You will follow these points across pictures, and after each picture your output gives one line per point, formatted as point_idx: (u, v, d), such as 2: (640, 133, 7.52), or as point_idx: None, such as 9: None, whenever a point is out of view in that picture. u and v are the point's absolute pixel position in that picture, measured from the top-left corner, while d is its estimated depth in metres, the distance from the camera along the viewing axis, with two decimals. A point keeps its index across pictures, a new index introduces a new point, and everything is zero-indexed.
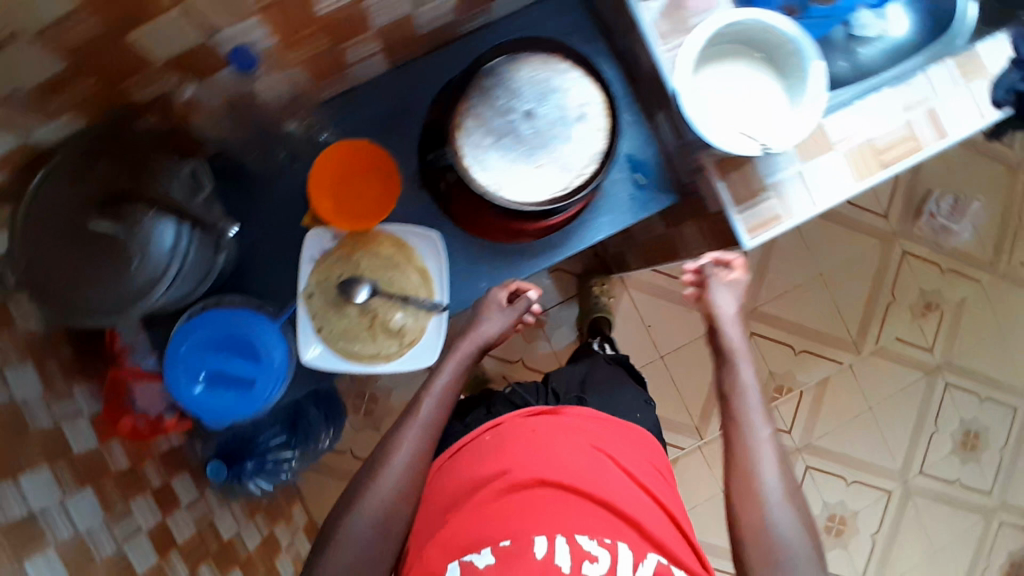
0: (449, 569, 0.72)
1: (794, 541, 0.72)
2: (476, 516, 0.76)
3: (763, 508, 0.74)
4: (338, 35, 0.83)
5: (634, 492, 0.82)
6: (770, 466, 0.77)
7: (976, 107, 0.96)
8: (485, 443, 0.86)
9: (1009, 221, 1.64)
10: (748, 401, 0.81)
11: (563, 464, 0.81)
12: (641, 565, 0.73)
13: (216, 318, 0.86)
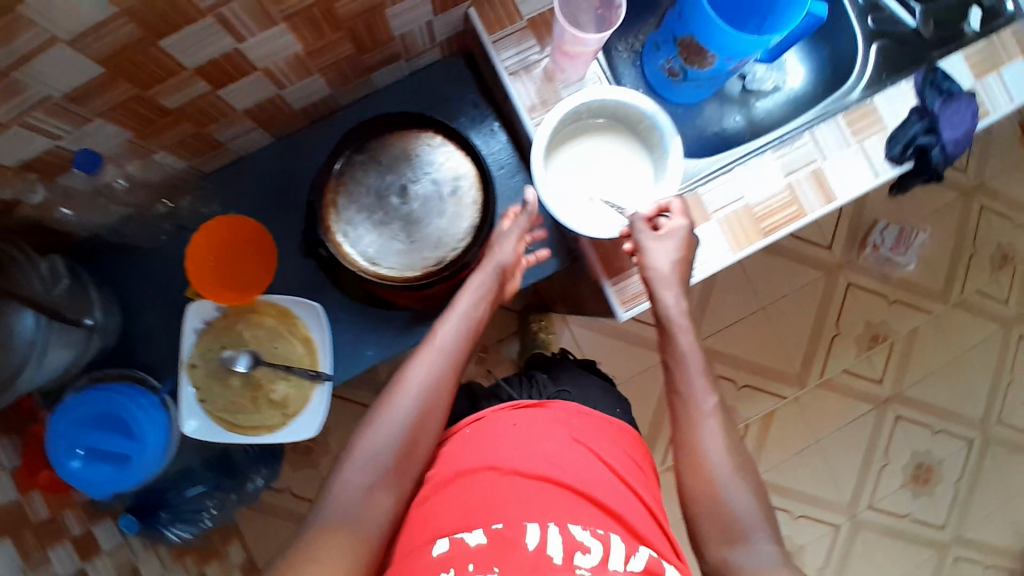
0: (435, 546, 0.67)
1: (747, 518, 0.68)
2: (451, 500, 0.72)
3: (715, 486, 0.70)
4: (202, 120, 0.84)
5: (617, 487, 0.77)
6: (716, 440, 0.73)
7: (869, 165, 0.92)
8: (466, 437, 0.81)
9: (962, 250, 1.59)
10: (695, 386, 0.76)
11: (544, 452, 0.77)
12: (633, 559, 0.68)
13: (92, 395, 0.88)
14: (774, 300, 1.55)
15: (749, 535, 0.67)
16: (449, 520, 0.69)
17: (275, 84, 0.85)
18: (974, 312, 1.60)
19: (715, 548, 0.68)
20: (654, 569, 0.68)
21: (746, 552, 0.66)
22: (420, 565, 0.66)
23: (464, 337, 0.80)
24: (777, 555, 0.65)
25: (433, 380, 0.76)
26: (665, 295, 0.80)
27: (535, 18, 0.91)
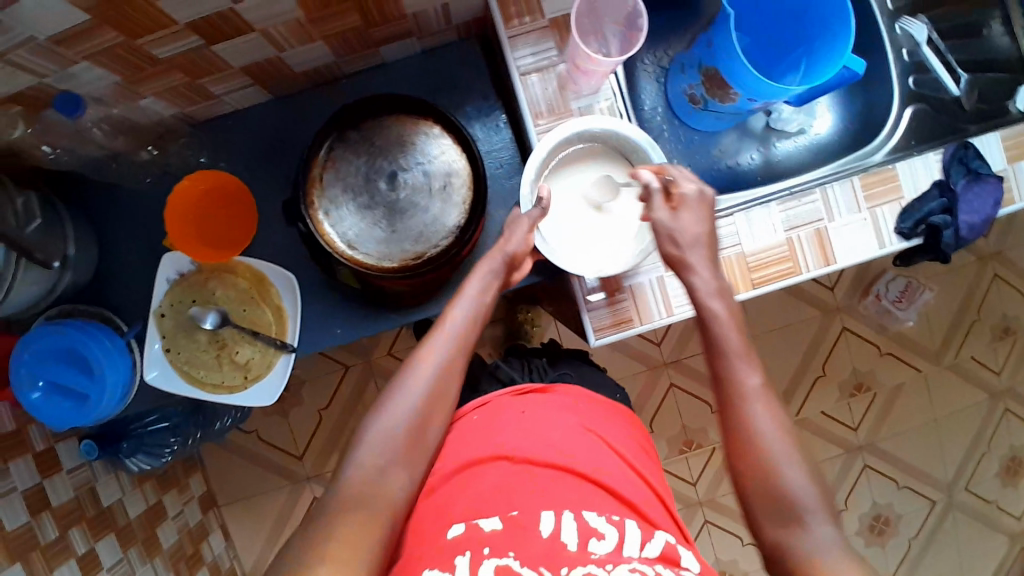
0: (454, 530, 0.69)
1: (807, 498, 0.66)
2: (471, 488, 0.74)
3: (775, 472, 0.67)
4: (194, 72, 0.82)
5: (627, 479, 0.79)
6: (775, 426, 0.70)
7: (876, 234, 0.90)
8: (473, 423, 0.84)
9: (965, 314, 1.56)
10: (737, 366, 0.73)
11: (552, 439, 0.80)
12: (651, 546, 0.69)
13: (58, 331, 0.89)
14: (764, 331, 1.52)
15: (807, 520, 0.65)
16: (465, 509, 0.71)
17: (274, 45, 0.82)
18: (966, 377, 1.58)
19: (771, 532, 0.66)
20: (672, 555, 0.68)
21: (802, 536, 0.65)
22: (438, 552, 0.67)
23: (475, 324, 0.81)
24: (835, 539, 0.64)
25: (444, 372, 0.78)
26: (697, 269, 0.78)
27: (558, 18, 0.87)
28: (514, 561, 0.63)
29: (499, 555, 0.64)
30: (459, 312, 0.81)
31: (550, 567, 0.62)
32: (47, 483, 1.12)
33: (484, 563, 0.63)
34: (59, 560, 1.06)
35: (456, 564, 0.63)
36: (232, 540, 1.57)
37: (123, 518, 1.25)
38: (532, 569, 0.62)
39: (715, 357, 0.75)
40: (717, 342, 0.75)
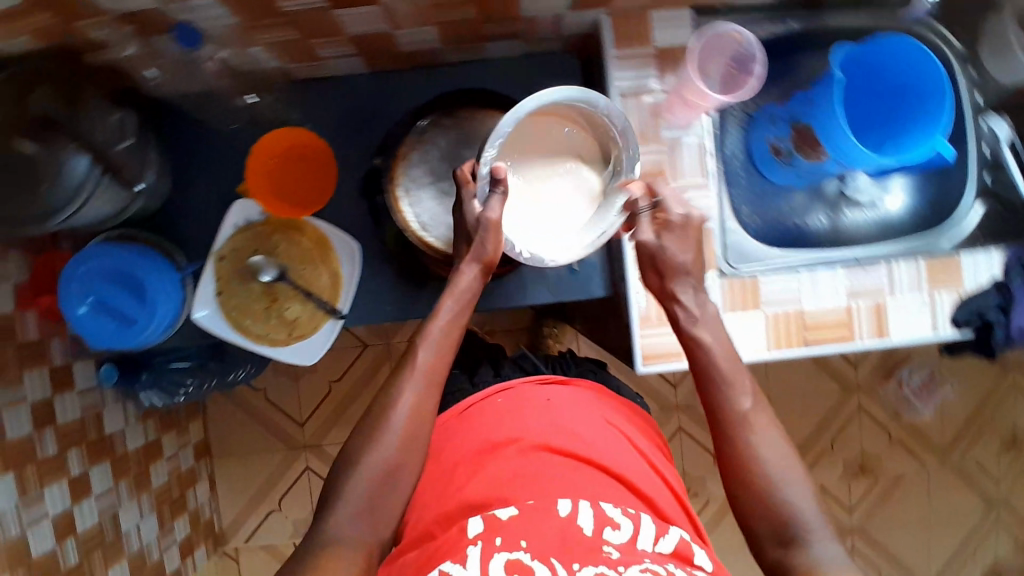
0: (471, 524, 0.71)
1: (811, 519, 0.71)
2: (487, 473, 0.77)
3: (782, 496, 0.72)
4: (309, 31, 0.81)
5: (643, 472, 0.82)
6: (772, 449, 0.74)
7: (931, 318, 0.91)
8: (496, 406, 0.87)
9: (979, 418, 1.56)
10: (735, 395, 0.77)
11: (567, 428, 0.83)
12: (663, 540, 0.73)
13: (118, 251, 0.89)
14: (781, 394, 1.52)
15: (808, 540, 0.70)
16: (482, 488, 0.75)
17: (390, 23, 0.82)
18: (966, 480, 1.58)
19: (774, 550, 0.71)
20: (685, 552, 0.73)
21: (804, 555, 0.69)
22: (455, 541, 0.70)
23: (443, 357, 0.79)
24: (841, 556, 0.69)
25: (415, 410, 0.75)
26: (687, 304, 0.83)
27: (666, 50, 0.87)
28: (525, 555, 0.66)
29: (512, 545, 0.67)
30: (424, 354, 0.78)
31: (563, 560, 0.66)
32: (58, 400, 1.12)
33: (495, 555, 0.66)
34: (52, 478, 1.08)
35: (467, 555, 0.67)
36: (217, 492, 1.58)
37: (120, 449, 1.26)
38: (544, 563, 0.65)
39: (705, 385, 0.79)
40: (718, 376, 0.79)
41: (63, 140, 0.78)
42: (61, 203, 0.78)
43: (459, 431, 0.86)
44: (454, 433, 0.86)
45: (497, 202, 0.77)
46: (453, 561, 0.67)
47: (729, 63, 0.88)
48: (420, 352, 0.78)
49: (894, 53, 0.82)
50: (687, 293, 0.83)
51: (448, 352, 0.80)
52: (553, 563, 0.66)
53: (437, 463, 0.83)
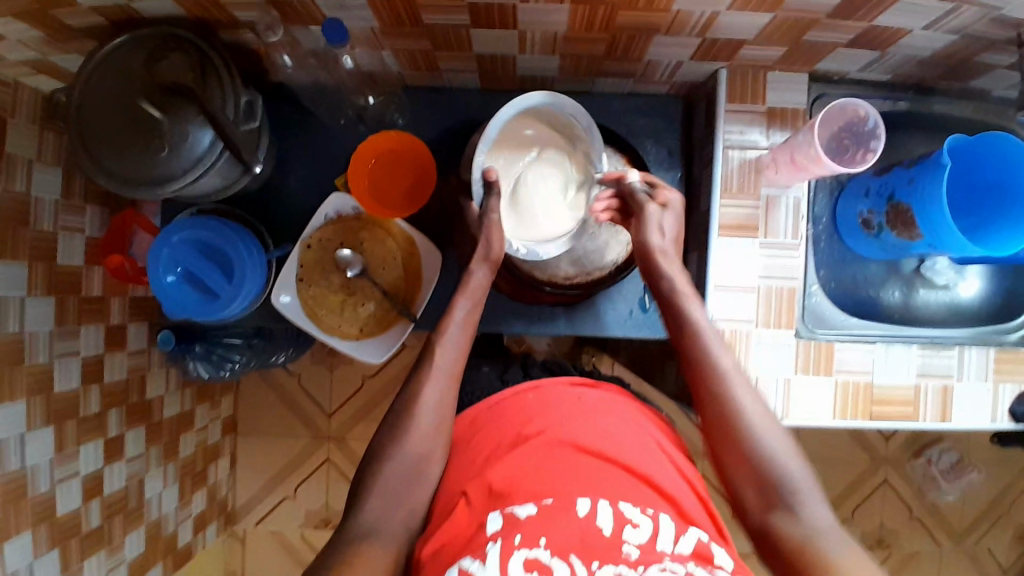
0: (488, 521, 0.61)
1: (806, 491, 0.66)
2: (506, 461, 0.66)
3: (774, 460, 0.67)
4: (440, 44, 0.84)
5: (668, 471, 0.69)
6: (757, 410, 0.70)
7: (992, 409, 0.93)
8: (527, 402, 0.75)
9: (1000, 506, 1.56)
10: (710, 345, 0.74)
11: (588, 417, 0.72)
12: (683, 540, 0.61)
13: (213, 227, 0.91)
14: (809, 454, 1.53)
15: (800, 507, 0.65)
16: (498, 475, 0.65)
17: (519, 47, 0.85)
18: (979, 567, 1.57)
19: (760, 514, 0.66)
20: (705, 552, 0.61)
21: (793, 519, 0.64)
22: (472, 537, 0.61)
23: (460, 354, 0.77)
24: (833, 524, 0.64)
25: (439, 404, 0.73)
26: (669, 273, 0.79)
27: (776, 109, 0.90)
28: (544, 553, 0.58)
29: (531, 545, 0.58)
30: (444, 348, 0.76)
31: (582, 557, 0.58)
32: (108, 358, 1.12)
33: (514, 555, 0.57)
34: (90, 435, 1.07)
35: (486, 552, 0.58)
36: (235, 469, 1.58)
37: (156, 416, 1.26)
38: (564, 560, 0.58)
39: (688, 350, 0.75)
40: (688, 321, 0.76)
41: (187, 112, 0.80)
42: (180, 173, 0.81)
43: (485, 424, 0.75)
44: (483, 426, 0.75)
45: (496, 201, 0.81)
46: (471, 559, 0.58)
47: (841, 129, 0.86)
48: (438, 353, 0.76)
49: (1007, 156, 0.83)
50: (671, 263, 0.80)
51: (462, 352, 0.78)
52: (572, 561, 0.58)
53: (465, 454, 0.73)
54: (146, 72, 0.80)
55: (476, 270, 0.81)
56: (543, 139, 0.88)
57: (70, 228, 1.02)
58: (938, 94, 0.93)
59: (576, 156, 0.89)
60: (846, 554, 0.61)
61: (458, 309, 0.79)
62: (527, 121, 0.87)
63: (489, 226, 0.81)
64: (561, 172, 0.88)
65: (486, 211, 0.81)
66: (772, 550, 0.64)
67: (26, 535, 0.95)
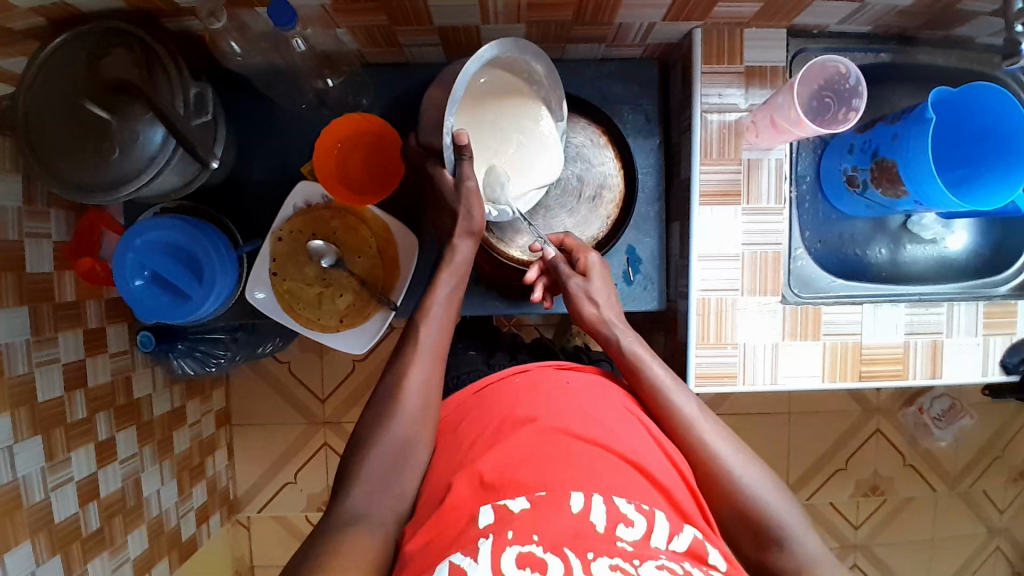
0: (479, 512, 0.59)
1: (791, 522, 0.66)
2: (496, 452, 0.63)
3: (756, 496, 0.67)
4: (398, 19, 0.80)
5: (664, 464, 0.66)
6: (728, 451, 0.70)
7: (982, 362, 0.93)
8: (515, 385, 0.73)
9: (991, 448, 1.58)
10: (672, 397, 0.73)
11: (580, 407, 0.68)
12: (677, 538, 0.58)
13: (175, 226, 0.88)
14: (802, 410, 1.53)
15: (789, 539, 0.65)
16: (490, 465, 0.62)
17: (481, 17, 0.81)
18: (971, 508, 1.60)
19: (754, 550, 0.67)
20: (699, 551, 0.58)
21: (783, 554, 0.65)
22: (464, 531, 0.58)
23: (443, 336, 0.76)
24: (821, 549, 0.65)
25: (425, 387, 0.72)
26: (619, 340, 0.79)
27: (754, 68, 0.86)
28: (538, 547, 0.53)
29: (523, 540, 0.54)
30: (426, 332, 0.74)
31: (576, 549, 0.53)
32: (90, 362, 1.10)
33: (506, 551, 0.53)
34: (81, 440, 1.06)
35: (477, 548, 0.54)
36: (233, 459, 1.58)
37: (147, 414, 1.24)
38: (558, 554, 0.53)
39: (650, 409, 0.74)
40: (647, 381, 0.75)
41: (136, 109, 0.77)
42: (135, 175, 0.78)
43: (475, 407, 0.73)
44: (472, 409, 0.73)
45: (469, 167, 0.77)
46: (461, 554, 0.54)
47: (822, 86, 0.83)
48: (423, 333, 0.75)
49: (991, 107, 0.81)
50: (618, 327, 0.80)
51: (446, 334, 0.76)
52: (566, 554, 0.53)
53: (453, 439, 0.70)
54: (89, 68, 0.77)
55: (459, 243, 0.79)
56: (501, 87, 0.82)
57: (36, 234, 0.99)
58: (921, 45, 0.90)
59: (536, 100, 0.84)
60: None
61: (441, 286, 0.78)
62: (481, 71, 0.80)
63: (466, 194, 0.77)
64: (523, 121, 0.83)
65: (460, 179, 0.77)
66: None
67: (25, 545, 0.95)
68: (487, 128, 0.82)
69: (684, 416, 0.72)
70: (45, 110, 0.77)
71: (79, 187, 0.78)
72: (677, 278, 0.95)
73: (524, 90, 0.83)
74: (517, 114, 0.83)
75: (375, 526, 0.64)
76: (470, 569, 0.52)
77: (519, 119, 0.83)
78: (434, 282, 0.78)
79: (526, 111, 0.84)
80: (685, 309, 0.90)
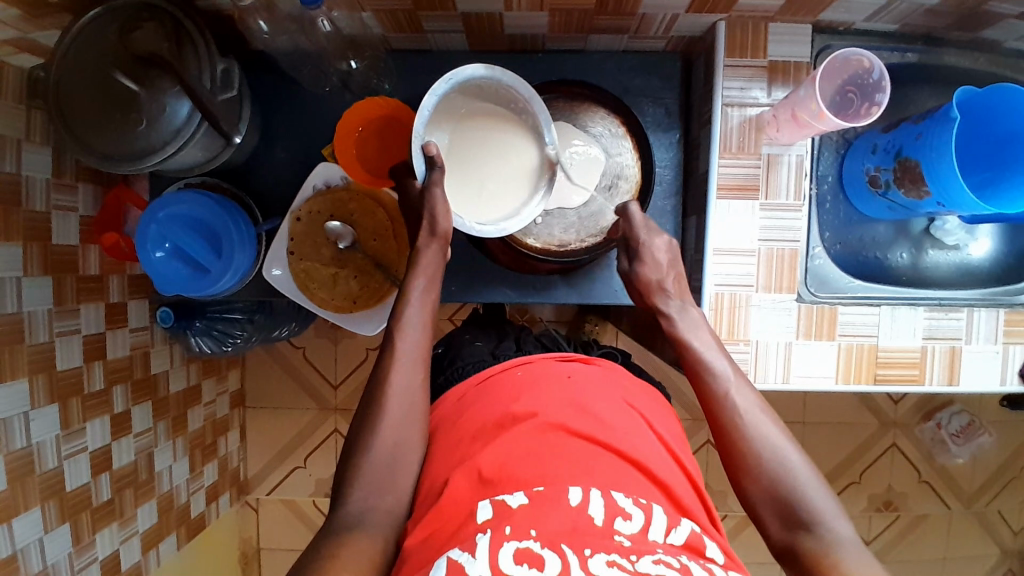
0: (477, 507, 0.58)
1: (822, 507, 0.62)
2: (495, 447, 0.63)
3: (785, 473, 0.64)
4: (422, 3, 0.81)
5: (666, 462, 0.65)
6: (761, 428, 0.67)
7: (1000, 372, 0.91)
8: (516, 379, 0.73)
9: (1010, 469, 1.54)
10: (717, 367, 0.71)
11: (582, 402, 0.68)
12: (675, 532, 0.57)
13: (200, 202, 0.90)
14: (816, 419, 1.51)
15: (817, 524, 0.62)
16: (488, 461, 0.62)
17: (504, 4, 0.82)
18: (986, 529, 1.56)
19: (779, 533, 0.63)
20: (697, 544, 0.57)
21: (811, 535, 0.61)
22: (462, 525, 0.58)
23: (426, 336, 0.73)
24: (853, 535, 0.61)
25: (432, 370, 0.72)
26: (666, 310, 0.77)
27: (778, 63, 0.86)
28: (535, 543, 0.53)
29: (520, 536, 0.54)
30: (415, 324, 0.72)
31: (573, 546, 0.53)
32: (109, 336, 1.11)
33: (503, 545, 0.53)
34: (96, 412, 1.08)
35: (475, 544, 0.54)
36: (245, 441, 1.60)
37: (162, 390, 1.26)
38: (555, 551, 0.52)
39: (695, 379, 0.72)
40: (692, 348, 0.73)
41: (165, 83, 0.79)
42: (160, 146, 0.80)
43: (475, 399, 0.72)
44: (473, 401, 0.72)
45: (439, 177, 0.76)
46: (461, 550, 0.54)
47: (845, 82, 0.82)
48: (402, 340, 0.71)
49: (1014, 108, 0.79)
50: (672, 305, 0.77)
51: (426, 332, 0.73)
52: (562, 549, 0.53)
53: (455, 425, 0.71)
54: (120, 41, 0.79)
55: (427, 245, 0.76)
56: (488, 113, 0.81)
57: (64, 207, 1.01)
58: (947, 46, 0.89)
59: (524, 127, 0.82)
60: (864, 570, 0.58)
61: (417, 291, 0.74)
62: (466, 94, 0.80)
63: (431, 202, 0.75)
64: (509, 146, 0.81)
65: (428, 186, 0.76)
66: (795, 568, 0.61)
67: (35, 512, 0.96)
68: (469, 151, 0.80)
69: (722, 385, 0.70)
70: (76, 82, 0.79)
71: (107, 156, 0.80)
72: (691, 272, 0.94)
73: (513, 120, 0.82)
74: (505, 141, 0.81)
75: (377, 502, 0.64)
76: (468, 565, 0.52)
77: (507, 147, 0.81)
78: (408, 288, 0.75)
79: (515, 137, 0.82)
80: (699, 302, 0.89)
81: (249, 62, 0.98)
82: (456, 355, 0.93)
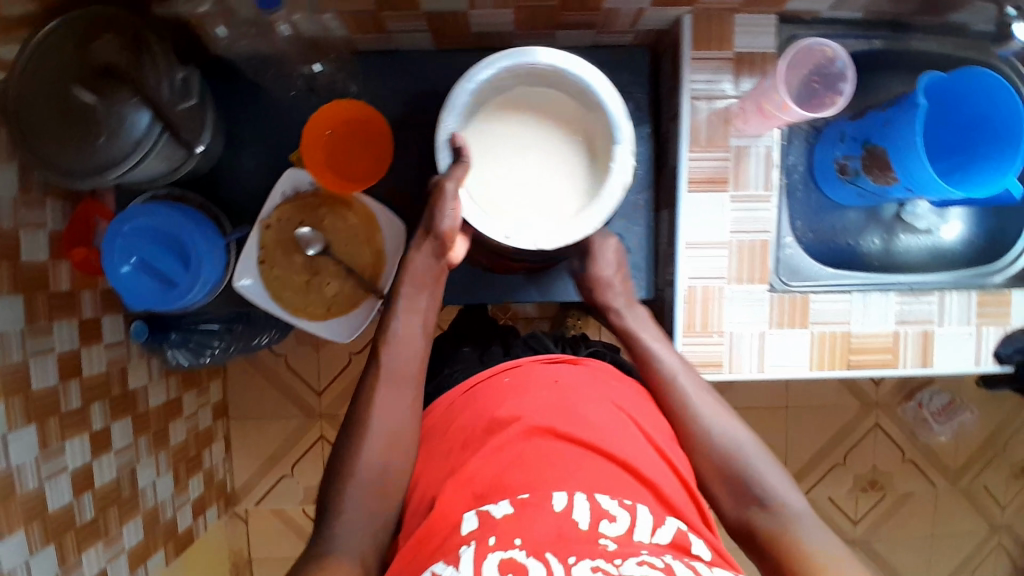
0: (462, 519, 0.58)
1: (773, 482, 0.67)
2: (482, 457, 0.62)
3: (734, 454, 0.70)
4: (385, 3, 0.80)
5: (656, 462, 0.64)
6: (717, 418, 0.72)
7: (975, 352, 0.91)
8: (504, 384, 0.70)
9: (992, 444, 1.56)
10: (663, 357, 0.78)
11: (570, 408, 0.66)
12: (660, 531, 0.57)
13: (165, 213, 0.88)
14: (799, 404, 1.52)
15: (769, 498, 0.66)
16: (478, 472, 0.60)
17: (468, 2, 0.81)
18: (972, 504, 1.58)
19: (735, 510, 0.68)
20: (682, 542, 0.57)
21: (765, 513, 0.66)
22: (447, 538, 0.57)
23: (414, 352, 0.75)
24: (804, 509, 0.66)
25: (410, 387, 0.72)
26: (615, 306, 0.86)
27: (744, 54, 0.86)
28: (519, 553, 0.52)
29: (505, 546, 0.53)
30: (404, 344, 0.75)
31: (557, 554, 0.52)
32: (84, 352, 1.09)
33: (487, 557, 0.52)
34: (74, 431, 1.06)
35: (459, 556, 0.53)
36: (230, 452, 1.59)
37: (142, 405, 1.24)
38: (540, 559, 0.52)
39: (646, 370, 0.78)
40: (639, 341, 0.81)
41: (124, 92, 0.78)
42: (121, 158, 0.78)
43: (465, 407, 0.70)
44: (462, 409, 0.70)
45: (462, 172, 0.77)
46: (444, 563, 0.53)
47: (809, 72, 0.83)
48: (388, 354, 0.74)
49: (988, 95, 0.80)
50: (619, 300, 0.86)
51: (416, 347, 0.76)
52: (547, 558, 0.52)
53: (444, 436, 0.69)
54: (79, 56, 0.78)
55: (419, 251, 0.79)
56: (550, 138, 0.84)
57: (30, 225, 0.98)
58: (913, 31, 0.89)
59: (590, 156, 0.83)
60: (820, 541, 0.62)
61: (406, 303, 0.78)
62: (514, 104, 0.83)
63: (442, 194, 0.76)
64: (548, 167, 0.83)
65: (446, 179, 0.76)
66: (755, 546, 0.65)
67: (18, 535, 0.95)
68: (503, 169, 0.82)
69: (668, 374, 0.76)
70: (33, 99, 0.77)
71: (68, 171, 0.78)
72: (665, 266, 0.95)
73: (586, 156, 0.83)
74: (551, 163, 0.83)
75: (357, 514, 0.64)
76: None
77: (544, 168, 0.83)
78: (399, 299, 0.78)
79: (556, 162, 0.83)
80: (673, 295, 0.89)
81: (214, 69, 0.97)
82: (435, 361, 0.92)
